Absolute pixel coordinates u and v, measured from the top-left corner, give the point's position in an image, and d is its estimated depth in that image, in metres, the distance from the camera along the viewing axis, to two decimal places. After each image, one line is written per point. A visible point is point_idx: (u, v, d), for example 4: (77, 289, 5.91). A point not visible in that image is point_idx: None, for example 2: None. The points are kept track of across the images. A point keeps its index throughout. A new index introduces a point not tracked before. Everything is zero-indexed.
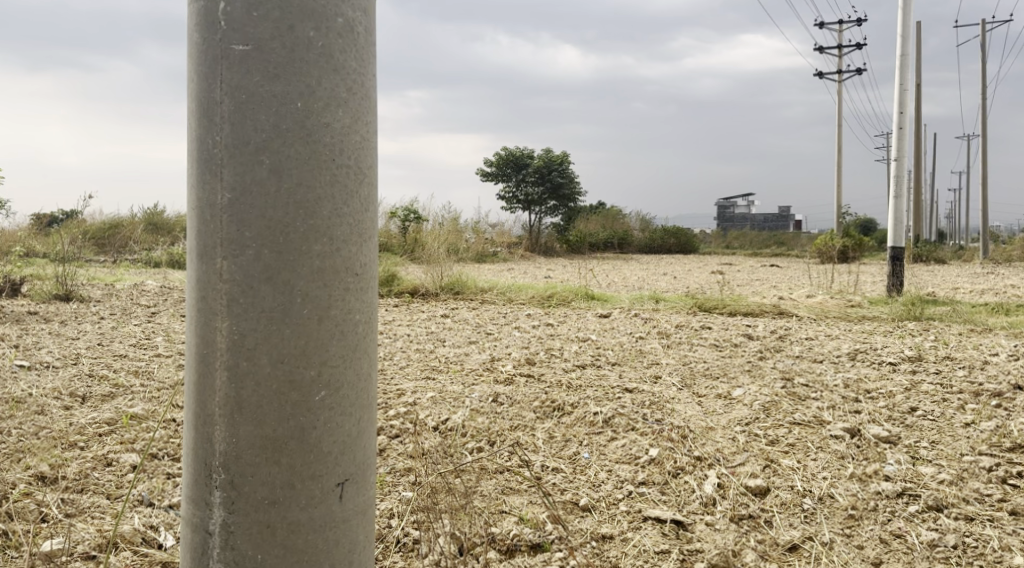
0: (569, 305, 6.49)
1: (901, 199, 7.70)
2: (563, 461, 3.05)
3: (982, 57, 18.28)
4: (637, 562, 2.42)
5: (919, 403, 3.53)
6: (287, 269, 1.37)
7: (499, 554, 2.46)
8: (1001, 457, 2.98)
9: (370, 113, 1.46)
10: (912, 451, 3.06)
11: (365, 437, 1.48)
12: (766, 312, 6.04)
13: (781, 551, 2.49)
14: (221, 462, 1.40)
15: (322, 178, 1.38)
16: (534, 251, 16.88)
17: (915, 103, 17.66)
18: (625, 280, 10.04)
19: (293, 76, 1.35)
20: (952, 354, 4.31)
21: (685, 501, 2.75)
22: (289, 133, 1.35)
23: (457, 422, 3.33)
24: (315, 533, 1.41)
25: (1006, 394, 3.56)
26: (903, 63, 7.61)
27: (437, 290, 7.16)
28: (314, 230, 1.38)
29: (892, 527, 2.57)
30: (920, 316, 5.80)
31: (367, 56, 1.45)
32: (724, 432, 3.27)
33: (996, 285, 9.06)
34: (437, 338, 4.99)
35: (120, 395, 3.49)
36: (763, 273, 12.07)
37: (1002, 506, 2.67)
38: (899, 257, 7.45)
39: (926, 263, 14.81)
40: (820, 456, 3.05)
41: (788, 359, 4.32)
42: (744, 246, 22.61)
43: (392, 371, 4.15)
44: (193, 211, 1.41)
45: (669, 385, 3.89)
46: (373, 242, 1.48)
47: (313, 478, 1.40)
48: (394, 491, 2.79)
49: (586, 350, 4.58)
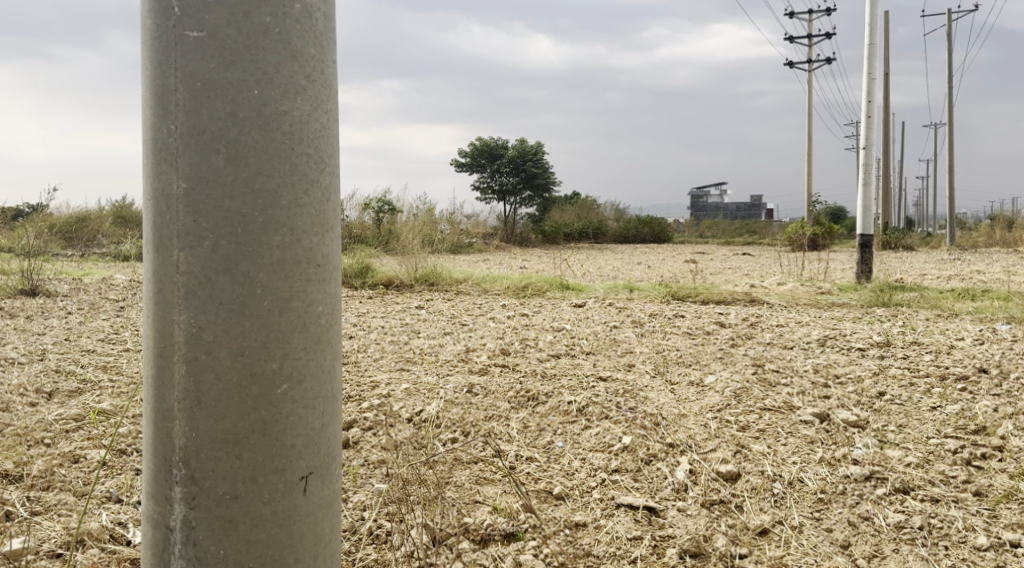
0: (544, 295, 6.51)
1: (870, 187, 7.79)
2: (537, 450, 3.06)
3: (949, 45, 18.63)
4: (609, 549, 2.43)
5: (887, 387, 3.58)
6: (246, 261, 1.34)
7: (473, 544, 2.46)
8: (966, 440, 3.04)
9: (331, 101, 1.43)
10: (880, 435, 3.11)
11: (330, 429, 1.46)
12: (738, 299, 6.10)
13: (751, 535, 2.52)
14: (180, 457, 1.37)
15: (281, 167, 1.36)
16: (509, 241, 16.89)
17: (884, 92, 17.93)
18: (600, 270, 10.11)
19: (250, 64, 1.33)
20: (919, 339, 4.38)
21: (657, 488, 2.77)
22: (246, 122, 1.33)
23: (432, 413, 3.32)
24: (278, 528, 1.39)
25: (971, 378, 3.63)
26: (872, 52, 7.69)
27: (412, 282, 7.13)
28: (273, 221, 1.36)
29: (859, 510, 2.61)
30: (889, 302, 5.88)
31: (326, 43, 1.42)
32: (696, 418, 3.30)
33: (962, 271, 9.22)
34: (412, 329, 4.97)
35: (87, 390, 3.43)
36: (736, 261, 12.18)
37: (966, 487, 2.71)
38: (868, 244, 7.54)
39: (894, 250, 15.03)
40: (790, 440, 3.08)
41: (760, 346, 4.36)
42: (717, 235, 22.86)
43: (366, 363, 4.12)
44: (149, 203, 1.38)
45: (642, 373, 3.92)
46: (336, 232, 1.46)
47: (275, 472, 1.38)
48: (368, 483, 2.78)
49: (561, 339, 4.59)
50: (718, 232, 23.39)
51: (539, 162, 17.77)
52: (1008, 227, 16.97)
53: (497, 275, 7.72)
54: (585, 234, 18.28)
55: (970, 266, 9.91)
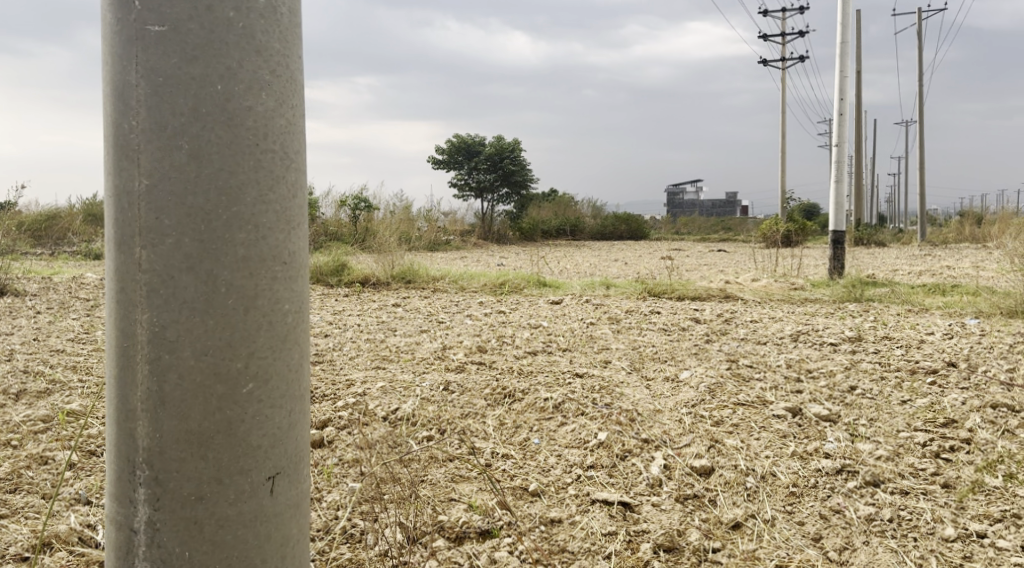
0: (521, 292, 6.52)
1: (842, 183, 7.87)
2: (513, 447, 3.06)
3: (919, 44, 18.91)
4: (584, 544, 2.43)
5: (859, 381, 3.62)
6: (210, 259, 1.33)
7: (448, 542, 2.45)
8: (934, 433, 3.08)
9: (296, 96, 1.42)
10: (851, 428, 3.15)
11: (298, 429, 1.45)
12: (713, 296, 6.14)
13: (724, 529, 2.53)
14: (144, 458, 1.35)
15: (245, 163, 1.34)
16: (486, 239, 16.86)
17: (856, 90, 18.15)
18: (577, 267, 10.14)
19: (213, 59, 1.31)
20: (890, 334, 4.44)
21: (632, 484, 2.78)
22: (209, 118, 1.31)
23: (408, 411, 3.31)
24: (244, 529, 1.38)
25: (940, 372, 3.69)
26: (843, 51, 7.78)
27: (388, 280, 7.10)
28: (238, 218, 1.34)
29: (831, 503, 2.64)
30: (860, 297, 5.95)
31: (292, 38, 1.40)
32: (671, 414, 3.31)
33: (932, 267, 9.35)
34: (388, 327, 4.95)
35: (56, 391, 3.37)
36: (712, 258, 12.26)
37: (934, 480, 2.75)
38: (841, 240, 7.63)
39: (866, 246, 15.22)
40: (763, 435, 3.11)
41: (734, 341, 4.40)
42: (693, 232, 23.02)
43: (342, 361, 4.09)
44: (110, 200, 1.36)
45: (618, 369, 3.93)
46: (303, 228, 1.45)
47: (241, 473, 1.37)
48: (342, 482, 2.76)
49: (537, 336, 4.60)
50: (694, 229, 23.53)
51: (516, 159, 17.77)
52: (976, 223, 17.25)
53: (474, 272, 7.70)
54: (562, 232, 18.33)
55: (940, 262, 10.06)
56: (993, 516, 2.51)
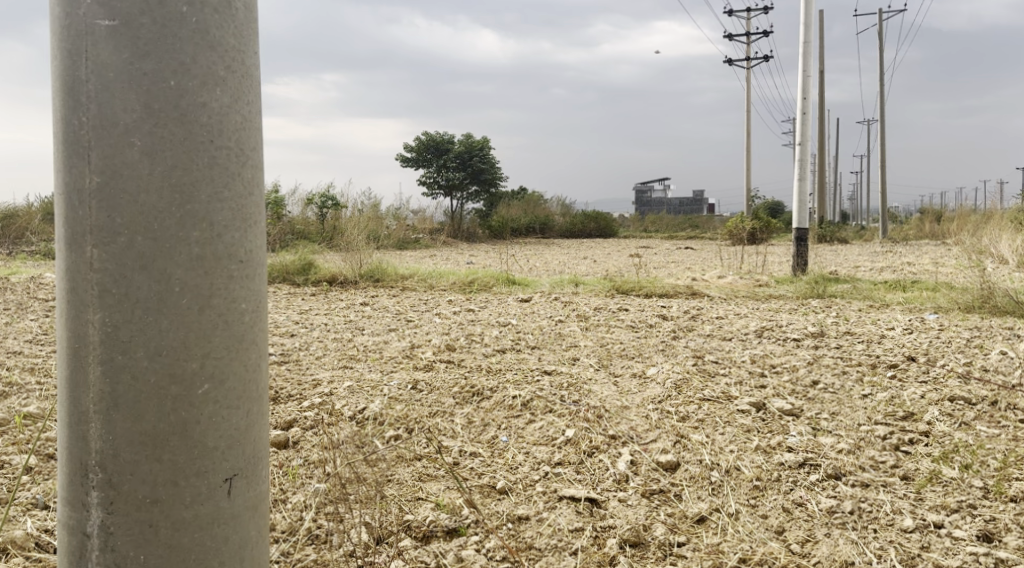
0: (490, 290, 6.51)
1: (806, 180, 7.99)
2: (481, 445, 3.06)
3: (879, 45, 19.27)
4: (551, 541, 2.44)
5: (821, 376, 3.68)
6: (164, 257, 1.30)
7: (415, 541, 2.44)
8: (894, 426, 3.14)
9: (252, 93, 1.40)
10: (813, 422, 3.19)
11: (256, 429, 1.43)
12: (680, 293, 6.20)
13: (689, 523, 2.55)
14: (97, 461, 1.33)
15: (200, 161, 1.32)
16: (456, 237, 16.81)
17: (819, 89, 18.46)
18: (546, 264, 10.17)
19: (165, 53, 1.29)
20: (852, 329, 4.51)
21: (599, 479, 2.79)
22: (161, 114, 1.29)
23: (375, 411, 3.29)
24: (201, 531, 1.36)
25: (900, 366, 3.76)
26: (806, 50, 7.90)
27: (356, 278, 7.05)
28: (192, 216, 1.32)
29: (794, 496, 2.67)
30: (823, 293, 6.05)
31: (246, 33, 1.38)
32: (638, 410, 3.34)
33: (892, 263, 9.55)
34: (356, 326, 4.92)
35: (13, 394, 3.30)
36: (679, 255, 12.38)
37: (894, 472, 2.80)
38: (804, 237, 7.75)
39: (830, 243, 15.47)
40: (727, 429, 3.14)
41: (700, 338, 4.44)
42: (660, 230, 23.20)
43: (308, 361, 4.06)
44: (60, 198, 1.33)
45: (587, 366, 3.95)
46: (260, 226, 1.43)
47: (197, 475, 1.35)
48: (308, 482, 2.74)
49: (506, 334, 4.60)
50: (661, 226, 23.71)
51: (485, 157, 17.75)
52: (936, 220, 17.61)
53: (444, 271, 7.69)
54: (531, 230, 18.37)
55: (901, 258, 10.26)
56: (950, 507, 2.57)
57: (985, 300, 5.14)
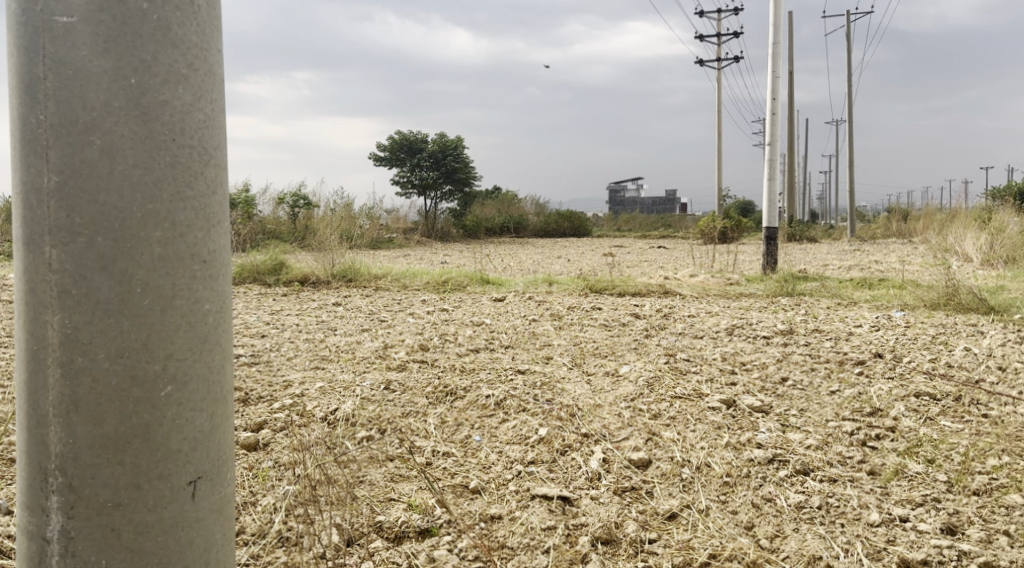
0: (463, 290, 6.50)
1: (775, 180, 8.07)
2: (454, 445, 3.05)
3: (847, 46, 19.55)
4: (523, 540, 2.44)
5: (790, 372, 3.73)
6: (125, 258, 1.29)
7: (386, 542, 2.43)
8: (861, 421, 3.18)
9: (215, 91, 1.38)
10: (782, 419, 3.23)
11: (220, 432, 1.41)
12: (652, 291, 6.24)
13: (660, 520, 2.57)
14: (57, 465, 1.31)
15: (161, 160, 1.30)
16: (430, 237, 16.76)
17: (788, 90, 18.68)
18: (520, 264, 10.18)
19: (126, 51, 1.27)
20: (820, 326, 4.57)
21: (572, 477, 2.80)
22: (122, 112, 1.27)
23: (347, 412, 3.27)
24: (165, 535, 1.34)
25: (867, 362, 3.82)
26: (775, 52, 7.98)
27: (329, 278, 7.00)
28: (153, 216, 1.30)
29: (763, 491, 2.70)
30: (792, 292, 6.12)
31: (209, 30, 1.36)
32: (611, 408, 3.35)
33: (860, 261, 9.69)
34: (328, 326, 4.88)
35: None
36: (653, 254, 12.45)
37: (861, 467, 2.84)
38: (774, 236, 7.83)
39: (800, 242, 15.64)
40: (698, 426, 3.17)
41: (672, 336, 4.47)
42: (633, 229, 23.33)
43: (279, 362, 4.03)
44: (17, 198, 1.30)
45: (560, 364, 3.96)
46: (224, 225, 1.42)
47: (160, 478, 1.33)
48: (278, 484, 2.72)
49: (479, 334, 4.59)
50: (635, 226, 23.83)
51: (459, 157, 17.72)
52: (903, 218, 17.89)
53: (417, 270, 7.65)
54: (506, 229, 18.39)
55: (869, 257, 10.41)
56: (915, 501, 2.61)
57: (950, 297, 5.23)
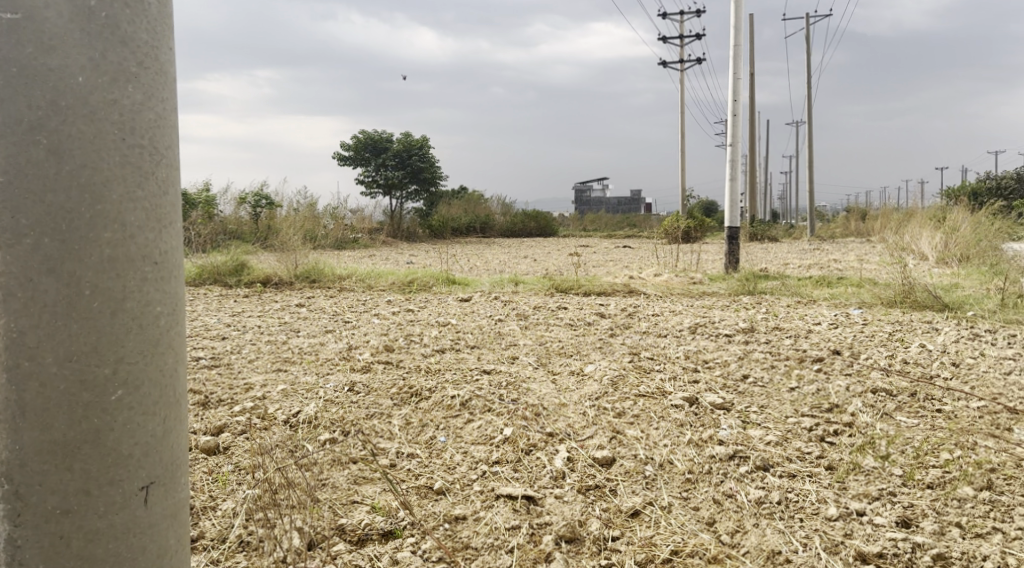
0: (429, 290, 6.48)
1: (737, 181, 8.18)
2: (418, 446, 3.04)
3: (807, 49, 19.88)
4: (486, 540, 2.44)
5: (751, 370, 3.78)
6: (73, 260, 1.26)
7: (349, 545, 2.41)
8: (820, 418, 3.24)
9: (167, 90, 1.36)
10: (744, 416, 3.27)
11: (173, 436, 1.39)
12: (617, 291, 6.28)
13: (623, 517, 2.59)
14: (3, 472, 1.27)
15: (109, 159, 1.28)
16: (395, 237, 16.67)
17: (750, 92, 18.94)
18: (487, 264, 10.19)
19: (74, 48, 1.25)
20: (781, 324, 4.65)
21: (536, 477, 2.81)
22: (70, 111, 1.25)
23: (310, 414, 3.24)
24: (116, 542, 1.32)
25: (826, 359, 3.88)
26: (737, 53, 8.09)
27: (292, 279, 6.93)
28: (102, 217, 1.28)
29: (724, 487, 2.74)
30: (754, 290, 6.21)
31: (161, 28, 1.34)
32: (576, 407, 3.37)
33: (820, 259, 9.85)
34: (291, 328, 4.84)
35: None
36: (618, 253, 12.53)
37: (819, 462, 2.89)
38: (736, 236, 7.92)
39: (761, 242, 15.85)
40: (662, 424, 3.20)
41: (636, 335, 4.51)
42: (599, 229, 23.47)
43: (241, 364, 3.97)
44: None
45: (526, 364, 3.97)
46: (177, 226, 1.40)
47: (111, 483, 1.31)
48: (239, 489, 2.68)
49: (445, 334, 4.58)
50: (600, 226, 23.95)
51: (424, 156, 17.66)
52: (861, 218, 18.22)
53: (382, 271, 7.61)
54: (472, 229, 18.42)
55: (828, 255, 10.60)
56: (872, 495, 2.66)
57: (906, 295, 5.34)
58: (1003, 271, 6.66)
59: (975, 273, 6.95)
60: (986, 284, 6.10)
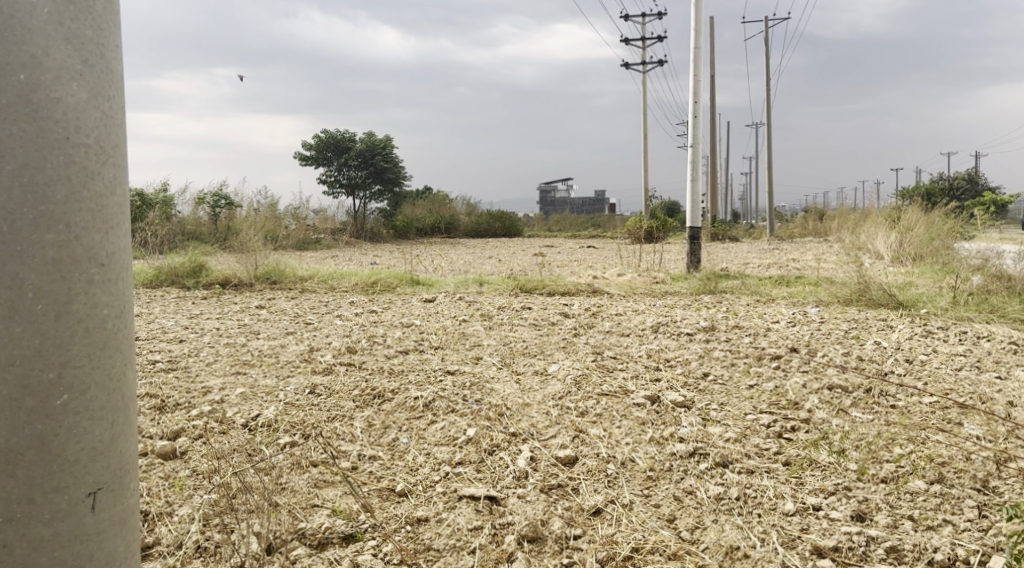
0: (393, 291, 6.44)
1: (698, 181, 8.27)
2: (381, 448, 3.02)
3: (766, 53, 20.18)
4: (448, 541, 2.43)
5: (711, 368, 3.83)
6: (15, 263, 1.23)
7: (309, 549, 2.39)
8: (778, 414, 3.29)
9: (113, 88, 1.33)
10: (703, 413, 3.31)
11: (122, 440, 1.36)
12: (581, 291, 6.31)
13: (585, 515, 2.60)
14: None
15: (54, 159, 1.25)
16: (360, 237, 16.54)
17: (710, 94, 19.16)
18: (451, 264, 10.16)
19: (15, 46, 1.22)
20: (741, 323, 4.71)
21: (499, 477, 2.81)
22: (11, 110, 1.22)
23: (270, 418, 3.20)
24: (62, 549, 1.29)
25: (784, 356, 3.94)
26: (698, 56, 8.17)
27: (252, 280, 6.84)
28: (46, 217, 1.25)
29: (684, 484, 2.77)
30: (715, 289, 6.28)
31: (107, 25, 1.32)
32: (539, 407, 3.38)
33: (780, 259, 9.99)
34: (251, 330, 4.77)
35: None
36: (580, 254, 12.59)
37: (777, 458, 2.93)
38: (698, 236, 8.00)
39: (722, 241, 16.03)
40: (624, 423, 3.22)
41: (599, 334, 4.53)
42: (563, 229, 23.55)
43: (198, 367, 3.91)
44: None
45: (489, 365, 3.97)
46: (125, 227, 1.37)
47: (57, 490, 1.28)
48: (195, 494, 2.64)
49: (408, 335, 4.56)
50: (564, 226, 24.03)
51: (388, 157, 17.55)
52: (818, 218, 18.54)
53: (343, 271, 7.55)
54: (438, 229, 18.34)
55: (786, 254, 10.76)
56: (828, 490, 2.71)
57: (862, 293, 5.45)
58: (955, 269, 6.82)
59: (929, 272, 7.10)
60: (938, 282, 6.24)
